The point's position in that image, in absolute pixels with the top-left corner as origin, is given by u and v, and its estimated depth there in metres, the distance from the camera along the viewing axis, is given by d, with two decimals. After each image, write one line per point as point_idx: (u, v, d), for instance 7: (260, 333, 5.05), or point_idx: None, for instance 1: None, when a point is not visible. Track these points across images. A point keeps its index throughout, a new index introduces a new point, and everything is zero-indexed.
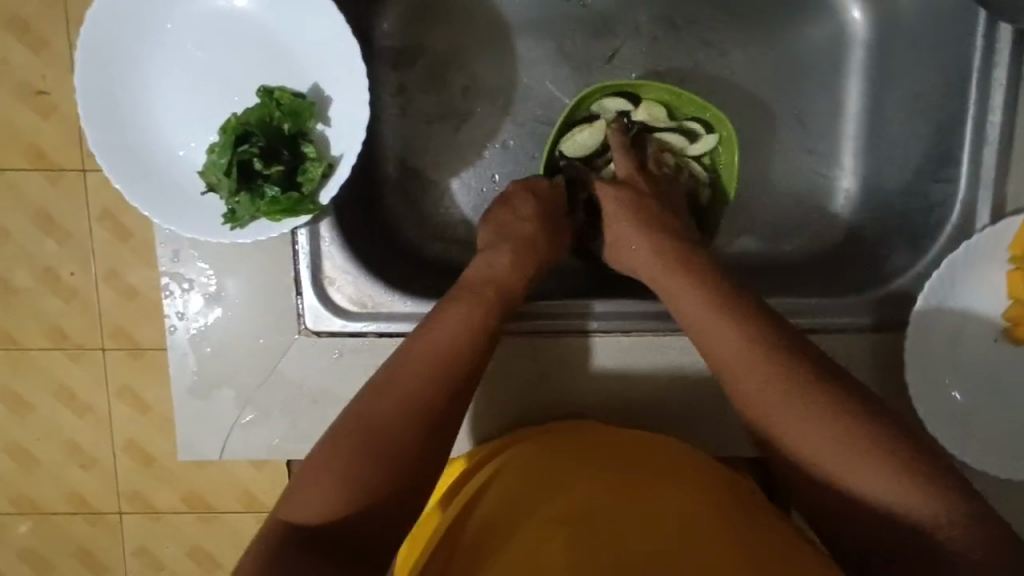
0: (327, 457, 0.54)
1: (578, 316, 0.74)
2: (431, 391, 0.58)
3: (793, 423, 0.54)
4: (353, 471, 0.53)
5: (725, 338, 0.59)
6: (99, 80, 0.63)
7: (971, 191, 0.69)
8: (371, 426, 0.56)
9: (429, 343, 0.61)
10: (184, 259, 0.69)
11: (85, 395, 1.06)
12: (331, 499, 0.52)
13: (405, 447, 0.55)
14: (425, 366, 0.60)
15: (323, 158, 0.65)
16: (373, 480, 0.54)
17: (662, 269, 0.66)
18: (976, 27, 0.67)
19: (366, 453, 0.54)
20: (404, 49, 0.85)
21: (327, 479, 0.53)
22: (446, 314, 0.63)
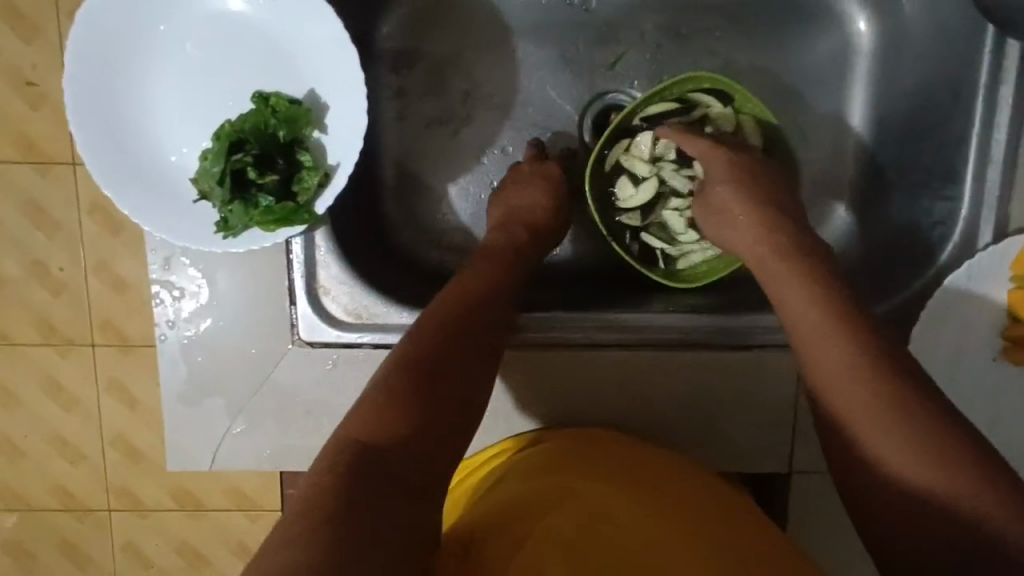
0: (380, 391, 0.52)
1: (579, 327, 0.73)
2: (471, 331, 0.59)
3: (838, 385, 0.53)
4: (407, 395, 0.52)
5: (798, 299, 0.58)
6: (90, 80, 0.61)
7: (974, 209, 0.68)
8: (418, 353, 0.55)
9: (461, 284, 0.63)
10: (175, 267, 0.68)
11: (73, 389, 1.04)
12: (390, 423, 0.50)
13: (452, 369, 0.56)
14: (460, 300, 0.61)
15: (319, 166, 0.63)
16: (426, 412, 0.52)
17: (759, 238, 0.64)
18: (983, 44, 0.66)
19: (416, 384, 0.53)
20: (404, 51, 0.83)
21: (383, 404, 0.51)
22: (472, 265, 0.66)
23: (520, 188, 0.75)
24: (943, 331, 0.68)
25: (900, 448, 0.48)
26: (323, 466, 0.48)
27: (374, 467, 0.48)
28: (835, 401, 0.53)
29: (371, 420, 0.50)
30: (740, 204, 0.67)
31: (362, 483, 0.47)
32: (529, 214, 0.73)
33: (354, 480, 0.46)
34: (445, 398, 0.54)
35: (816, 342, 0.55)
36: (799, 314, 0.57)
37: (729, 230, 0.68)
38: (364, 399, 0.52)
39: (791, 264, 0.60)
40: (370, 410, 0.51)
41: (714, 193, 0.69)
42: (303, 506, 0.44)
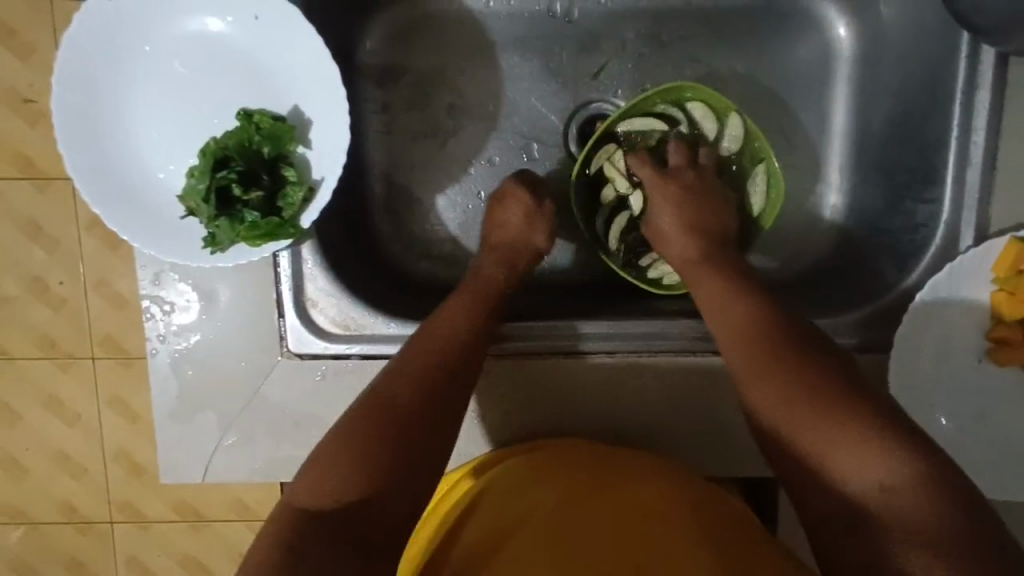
0: (335, 446, 0.55)
1: (560, 338, 0.73)
2: (432, 378, 0.61)
3: (771, 413, 0.54)
4: (361, 450, 0.55)
5: (735, 316, 0.60)
6: (79, 102, 0.62)
7: (954, 213, 0.68)
8: (375, 407, 0.58)
9: (429, 333, 0.64)
10: (165, 282, 0.69)
11: (73, 404, 1.05)
12: (339, 479, 0.53)
13: (412, 419, 0.58)
14: (425, 349, 0.63)
15: (303, 181, 0.64)
16: (372, 464, 0.54)
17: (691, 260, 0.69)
18: (959, 49, 0.67)
19: (365, 438, 0.55)
20: (390, 64, 0.84)
21: (336, 459, 0.54)
22: (444, 310, 0.67)
23: (504, 220, 0.76)
24: (927, 334, 0.68)
25: (837, 463, 0.50)
26: (274, 528, 0.52)
27: (321, 524, 0.51)
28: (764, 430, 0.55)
29: (322, 483, 0.53)
30: (683, 226, 0.71)
31: (308, 541, 0.50)
32: (503, 245, 0.75)
33: (293, 544, 0.50)
34: (395, 447, 0.56)
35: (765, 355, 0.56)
36: (728, 335, 0.60)
37: (676, 249, 0.72)
38: (318, 454, 0.55)
39: (724, 292, 0.63)
40: (320, 468, 0.54)
41: (666, 212, 0.73)
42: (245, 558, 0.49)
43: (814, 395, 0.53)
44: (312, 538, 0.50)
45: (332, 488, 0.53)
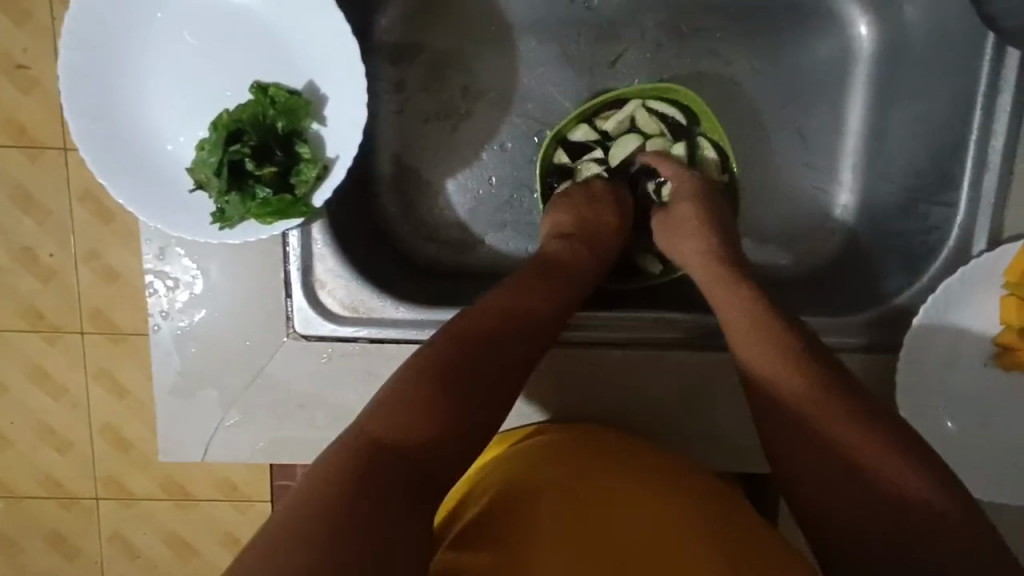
0: (409, 395, 0.52)
1: (613, 328, 0.73)
2: (516, 349, 0.59)
3: (802, 402, 0.55)
4: (445, 405, 0.52)
5: (733, 298, 0.63)
6: (87, 67, 0.60)
7: (970, 215, 0.68)
8: (459, 364, 0.55)
9: (514, 301, 0.61)
10: (170, 257, 0.67)
11: (61, 378, 1.03)
12: (420, 432, 0.50)
13: (493, 389, 0.56)
14: (513, 316, 0.60)
15: (317, 159, 0.63)
16: (456, 423, 0.52)
17: (707, 259, 0.67)
18: (984, 47, 0.66)
19: (450, 390, 0.53)
20: (405, 44, 0.82)
21: (416, 411, 0.51)
22: (526, 280, 0.64)
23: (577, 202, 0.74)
24: (935, 339, 0.68)
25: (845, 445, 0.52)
26: (338, 471, 0.47)
27: (397, 470, 0.48)
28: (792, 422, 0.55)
29: (402, 431, 0.50)
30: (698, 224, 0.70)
31: (383, 486, 0.47)
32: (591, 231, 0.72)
33: (371, 478, 0.47)
34: (477, 407, 0.54)
35: (757, 339, 0.59)
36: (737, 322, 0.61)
37: (689, 246, 0.70)
38: (392, 400, 0.51)
39: (729, 281, 0.64)
40: (397, 416, 0.50)
41: (672, 215, 0.73)
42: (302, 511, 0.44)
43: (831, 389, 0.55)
44: (383, 484, 0.47)
45: (417, 423, 0.50)
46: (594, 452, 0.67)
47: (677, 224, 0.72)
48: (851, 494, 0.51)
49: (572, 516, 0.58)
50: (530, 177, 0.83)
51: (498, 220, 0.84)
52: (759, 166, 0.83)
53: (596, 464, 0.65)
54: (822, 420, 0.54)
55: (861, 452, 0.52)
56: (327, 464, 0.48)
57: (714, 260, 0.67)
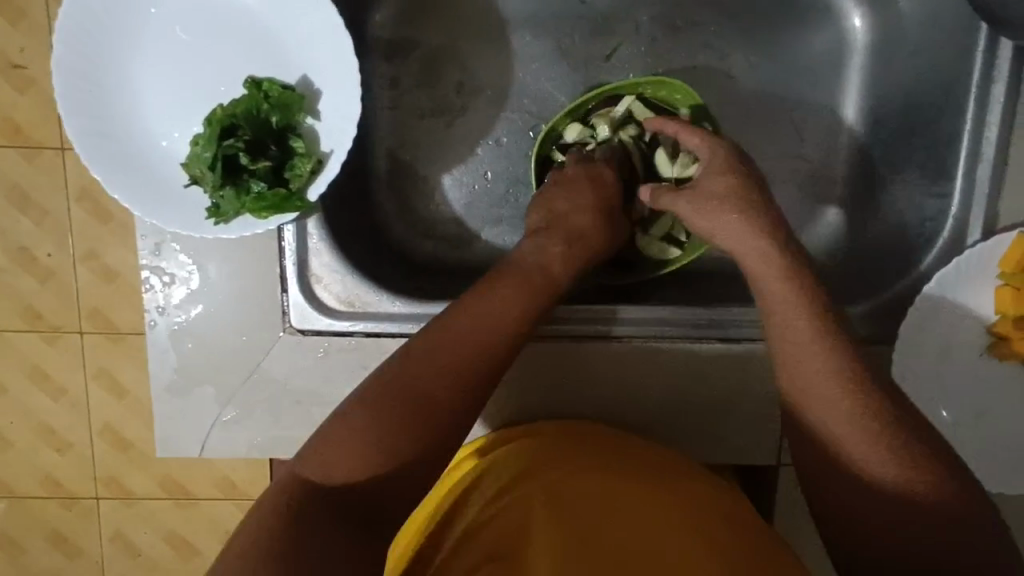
0: (346, 428, 0.54)
1: (593, 320, 0.73)
2: (461, 374, 0.58)
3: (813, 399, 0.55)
4: (381, 437, 0.54)
5: (771, 282, 0.60)
6: (81, 64, 0.60)
7: (964, 207, 0.69)
8: (401, 395, 0.56)
9: (463, 322, 0.60)
10: (166, 253, 0.67)
11: (60, 378, 1.03)
12: (353, 463, 0.53)
13: (435, 416, 0.56)
14: (459, 341, 0.59)
15: (311, 154, 0.63)
16: (395, 449, 0.54)
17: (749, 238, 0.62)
18: (976, 38, 0.67)
19: (387, 416, 0.55)
20: (399, 40, 0.82)
21: (349, 442, 0.54)
22: (484, 296, 0.62)
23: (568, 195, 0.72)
24: (931, 330, 0.68)
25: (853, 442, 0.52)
26: (274, 504, 0.51)
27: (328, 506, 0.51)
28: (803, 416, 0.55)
29: (334, 466, 0.53)
30: (727, 206, 0.64)
31: (310, 520, 0.50)
32: (572, 230, 0.70)
33: (298, 517, 0.50)
34: (411, 442, 0.55)
35: (786, 326, 0.58)
36: (778, 312, 0.59)
37: (726, 228, 0.64)
38: (331, 432, 0.54)
39: (767, 259, 0.61)
40: (333, 448, 0.54)
41: (702, 191, 0.66)
42: (234, 541, 0.48)
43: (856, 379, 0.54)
44: (309, 519, 0.50)
45: (350, 459, 0.53)
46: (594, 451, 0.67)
47: (712, 203, 0.65)
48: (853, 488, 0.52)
49: (556, 521, 0.59)
50: (526, 171, 0.83)
51: (494, 215, 0.84)
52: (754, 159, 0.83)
53: (580, 466, 0.65)
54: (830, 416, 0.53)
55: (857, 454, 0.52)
56: (274, 496, 0.52)
57: (760, 240, 0.62)
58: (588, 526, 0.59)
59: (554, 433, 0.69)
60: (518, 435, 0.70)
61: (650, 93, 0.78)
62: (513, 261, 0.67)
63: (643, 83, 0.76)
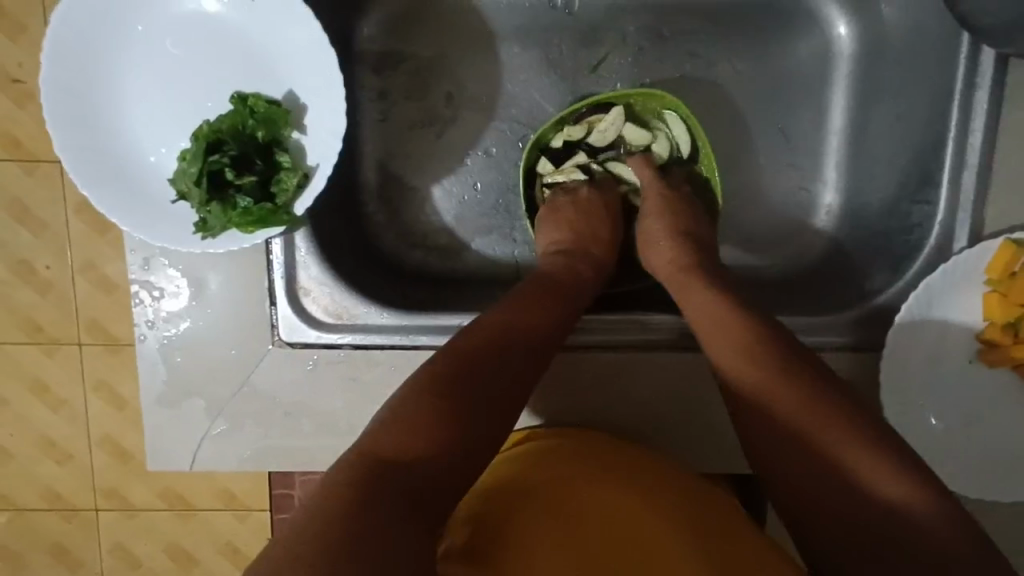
0: (418, 407, 0.52)
1: (597, 329, 0.74)
2: (516, 361, 0.58)
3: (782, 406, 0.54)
4: (454, 419, 0.52)
5: (707, 306, 0.62)
6: (69, 81, 0.61)
7: (949, 215, 0.68)
8: (464, 378, 0.55)
9: (513, 316, 0.61)
10: (155, 267, 0.68)
11: (59, 390, 1.03)
12: (429, 444, 0.50)
13: (497, 402, 0.55)
14: (514, 330, 0.60)
15: (298, 167, 0.63)
16: (466, 432, 0.52)
17: (676, 269, 0.68)
18: (959, 48, 0.67)
19: (456, 396, 0.53)
20: (388, 53, 0.83)
21: (424, 422, 0.51)
22: (528, 295, 0.64)
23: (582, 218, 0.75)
24: (918, 333, 0.68)
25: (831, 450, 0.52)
26: (347, 481, 0.46)
27: (405, 483, 0.48)
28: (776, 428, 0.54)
29: (413, 443, 0.50)
30: (668, 238, 0.71)
31: (388, 494, 0.46)
32: (586, 247, 0.73)
33: (375, 491, 0.46)
34: (478, 425, 0.53)
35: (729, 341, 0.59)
36: (714, 330, 0.60)
37: (660, 257, 0.71)
38: (402, 411, 0.51)
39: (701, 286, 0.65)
40: (405, 427, 0.50)
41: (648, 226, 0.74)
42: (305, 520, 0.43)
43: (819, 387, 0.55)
44: (384, 494, 0.46)
45: (423, 444, 0.50)
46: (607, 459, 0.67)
47: (650, 236, 0.73)
48: (837, 494, 0.51)
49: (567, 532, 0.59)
50: (515, 181, 0.84)
51: (484, 225, 0.84)
52: (740, 167, 0.84)
53: (577, 471, 0.65)
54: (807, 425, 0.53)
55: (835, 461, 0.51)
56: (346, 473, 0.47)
57: (678, 268, 0.68)
58: (584, 528, 0.59)
59: (558, 441, 0.69)
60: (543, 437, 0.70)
61: (638, 104, 0.78)
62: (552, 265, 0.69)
63: (629, 95, 0.77)
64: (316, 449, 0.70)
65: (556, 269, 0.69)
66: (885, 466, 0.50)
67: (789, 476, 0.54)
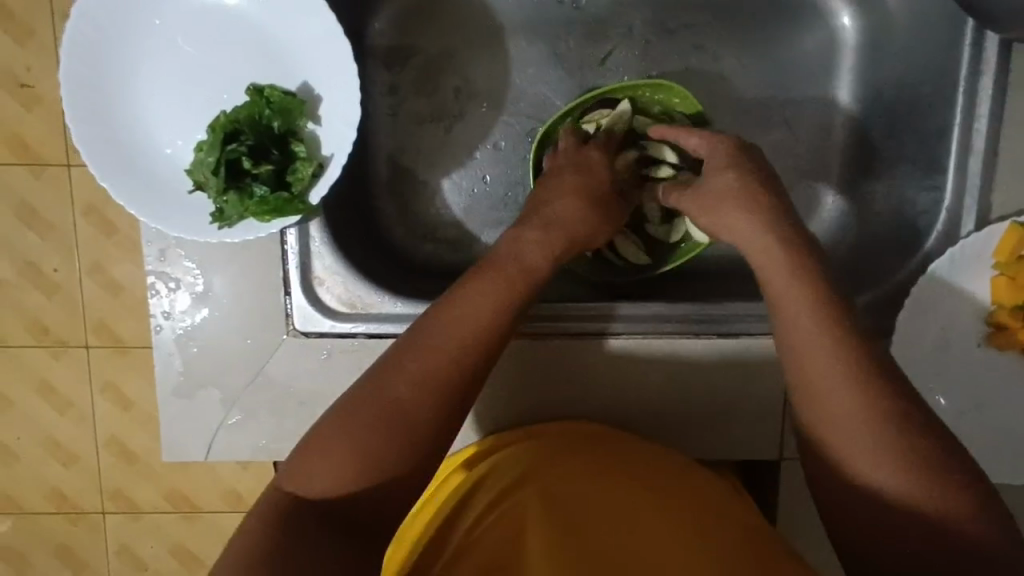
0: (333, 436, 0.54)
1: (585, 318, 0.74)
2: (434, 379, 0.56)
3: (814, 396, 0.54)
4: (362, 449, 0.53)
5: (785, 287, 0.58)
6: (87, 75, 0.62)
7: (957, 200, 0.69)
8: (378, 403, 0.55)
9: (436, 328, 0.58)
10: (171, 258, 0.68)
11: (67, 392, 1.04)
12: (338, 476, 0.53)
13: (415, 423, 0.55)
14: (436, 344, 0.57)
15: (313, 157, 0.64)
16: (375, 461, 0.54)
17: (763, 245, 0.60)
18: (963, 35, 0.68)
19: (367, 424, 0.54)
20: (396, 49, 0.84)
21: (334, 456, 0.54)
22: (460, 298, 0.60)
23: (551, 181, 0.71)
24: (926, 318, 0.69)
25: (862, 449, 0.51)
26: (266, 514, 0.51)
27: (317, 519, 0.52)
28: (818, 418, 0.53)
29: (321, 478, 0.53)
30: (738, 207, 0.63)
31: (302, 531, 0.50)
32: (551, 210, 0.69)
33: (293, 528, 0.50)
34: (394, 452, 0.54)
35: (798, 329, 0.56)
36: (789, 311, 0.57)
37: (734, 228, 0.63)
38: (316, 443, 0.54)
39: (788, 268, 0.58)
40: (317, 460, 0.54)
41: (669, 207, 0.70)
42: (227, 552, 0.48)
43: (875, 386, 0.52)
44: (302, 529, 0.50)
45: (332, 481, 0.53)
46: (620, 458, 0.68)
47: (719, 200, 0.64)
48: (866, 491, 0.50)
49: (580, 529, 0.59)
50: (525, 173, 0.85)
51: (494, 217, 0.85)
52: None
53: (576, 467, 0.66)
54: (842, 423, 0.52)
55: (859, 462, 0.51)
56: (274, 505, 0.53)
57: (770, 241, 0.60)
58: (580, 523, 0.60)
59: (550, 438, 0.70)
60: (552, 434, 0.71)
61: (647, 95, 0.79)
62: (495, 255, 0.65)
63: (641, 87, 0.78)
64: None
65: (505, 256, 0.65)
66: (882, 459, 0.50)
67: (814, 472, 0.54)
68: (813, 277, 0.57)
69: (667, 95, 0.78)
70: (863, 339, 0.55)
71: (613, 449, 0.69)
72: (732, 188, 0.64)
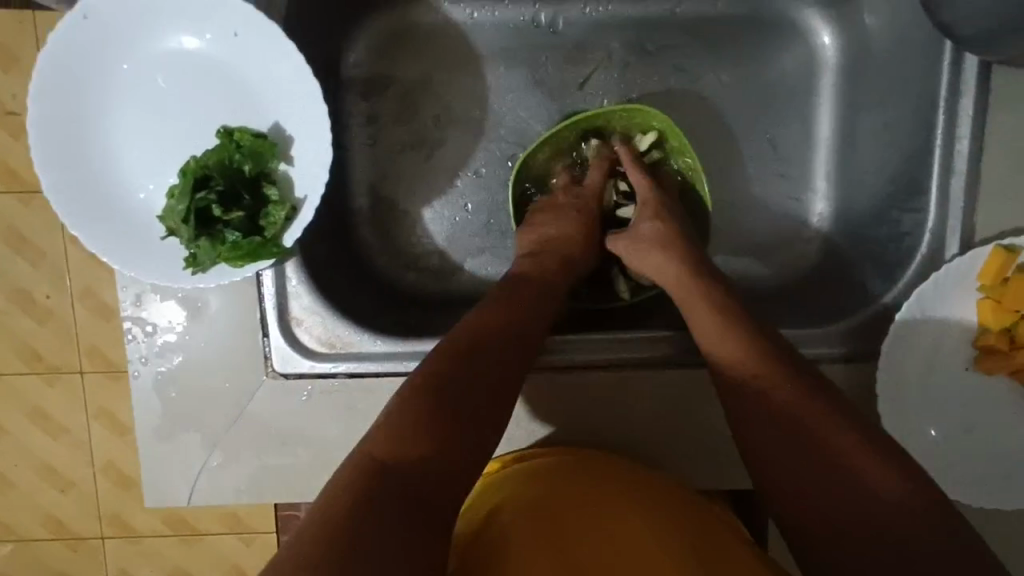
0: (404, 409, 0.52)
1: (601, 347, 0.72)
2: (498, 354, 0.59)
3: (781, 394, 0.55)
4: (436, 418, 0.52)
5: (709, 315, 0.62)
6: (59, 120, 0.61)
7: (940, 222, 0.68)
8: (447, 377, 0.55)
9: (494, 311, 0.62)
10: (147, 303, 0.68)
11: (61, 417, 1.03)
12: (414, 445, 0.50)
13: (481, 394, 0.56)
14: (494, 325, 0.61)
15: (286, 201, 0.64)
16: (448, 431, 0.52)
17: (675, 276, 0.67)
18: (942, 56, 0.67)
19: (438, 396, 0.53)
20: (373, 78, 0.83)
21: (408, 427, 0.51)
22: (505, 292, 0.65)
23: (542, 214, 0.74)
24: (911, 344, 0.68)
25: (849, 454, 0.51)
26: (340, 487, 0.47)
27: (396, 488, 0.48)
28: (786, 421, 0.54)
29: (396, 445, 0.50)
30: (658, 246, 0.69)
31: (381, 501, 0.47)
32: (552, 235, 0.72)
33: (373, 500, 0.46)
34: (465, 434, 0.53)
35: (721, 340, 0.60)
36: (712, 332, 0.61)
37: (652, 269, 0.70)
38: (386, 418, 0.52)
39: (704, 296, 0.64)
40: (388, 432, 0.51)
41: (640, 230, 0.72)
42: (307, 526, 0.44)
43: (819, 394, 0.55)
44: (378, 497, 0.47)
45: (407, 450, 0.50)
46: (624, 480, 0.66)
47: (642, 244, 0.71)
48: (847, 500, 0.50)
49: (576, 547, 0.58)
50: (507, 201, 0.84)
51: (477, 245, 0.84)
52: (730, 176, 0.84)
53: (578, 487, 0.65)
54: (823, 434, 0.53)
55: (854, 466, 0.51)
56: (337, 481, 0.48)
57: (682, 273, 0.67)
58: (573, 547, 0.58)
59: (560, 456, 0.69)
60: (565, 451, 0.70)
61: (624, 121, 0.78)
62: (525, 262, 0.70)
63: (616, 113, 0.77)
64: (314, 479, 0.70)
65: (531, 272, 0.68)
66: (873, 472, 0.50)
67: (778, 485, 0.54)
68: (721, 302, 0.63)
69: (641, 119, 0.77)
70: (790, 354, 0.59)
71: (622, 472, 0.67)
72: (656, 233, 0.70)
